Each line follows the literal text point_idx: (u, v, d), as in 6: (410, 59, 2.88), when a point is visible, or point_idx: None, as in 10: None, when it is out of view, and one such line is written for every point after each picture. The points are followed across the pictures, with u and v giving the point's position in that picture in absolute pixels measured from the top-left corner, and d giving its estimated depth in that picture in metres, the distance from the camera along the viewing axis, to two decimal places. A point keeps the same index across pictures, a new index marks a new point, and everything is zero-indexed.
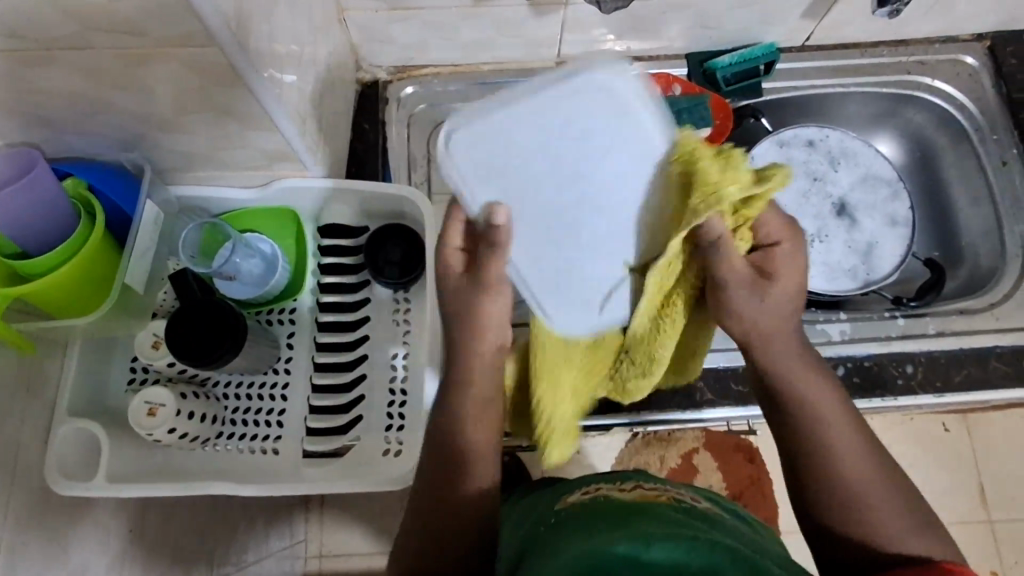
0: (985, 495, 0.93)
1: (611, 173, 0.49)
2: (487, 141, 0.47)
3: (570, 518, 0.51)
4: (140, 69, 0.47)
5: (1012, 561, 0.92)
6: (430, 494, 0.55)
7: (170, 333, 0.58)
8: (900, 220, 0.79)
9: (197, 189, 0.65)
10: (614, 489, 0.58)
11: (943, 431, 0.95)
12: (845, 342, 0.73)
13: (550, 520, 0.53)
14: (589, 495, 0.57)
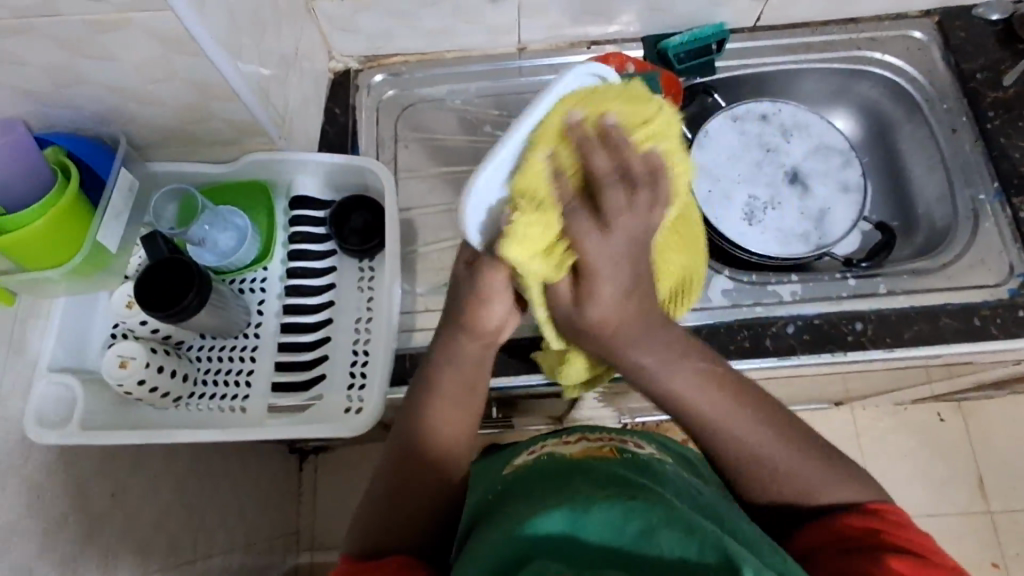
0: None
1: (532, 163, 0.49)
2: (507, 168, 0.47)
3: (536, 491, 0.52)
4: (102, 37, 0.52)
5: (1013, 552, 1.06)
6: (398, 473, 0.58)
7: (140, 291, 0.62)
8: (851, 185, 0.82)
9: (174, 163, 0.71)
10: (559, 444, 0.64)
11: (939, 421, 1.14)
12: (796, 301, 0.75)
13: (508, 496, 0.55)
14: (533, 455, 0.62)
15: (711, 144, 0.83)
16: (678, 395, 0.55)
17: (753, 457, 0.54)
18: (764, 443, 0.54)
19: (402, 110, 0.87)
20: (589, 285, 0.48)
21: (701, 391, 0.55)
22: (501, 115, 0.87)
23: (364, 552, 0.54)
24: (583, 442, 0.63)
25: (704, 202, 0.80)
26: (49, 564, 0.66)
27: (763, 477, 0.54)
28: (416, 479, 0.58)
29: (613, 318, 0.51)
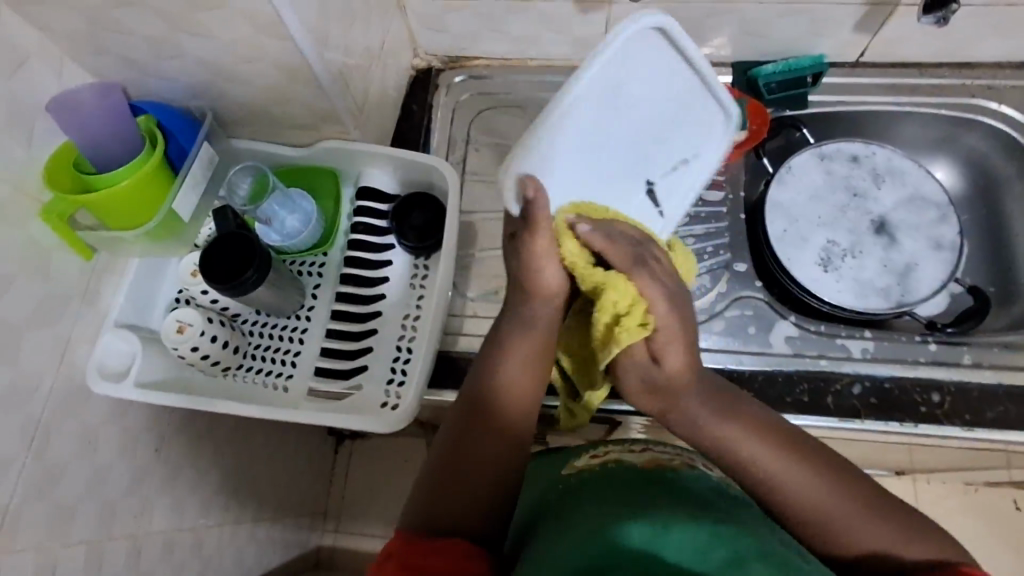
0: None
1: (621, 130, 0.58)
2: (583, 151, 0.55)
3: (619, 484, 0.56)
4: (202, 15, 0.54)
5: None
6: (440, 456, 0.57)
7: (205, 264, 0.65)
8: (945, 243, 0.75)
9: (255, 142, 0.74)
10: (626, 451, 0.62)
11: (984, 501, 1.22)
12: (866, 360, 0.69)
13: (580, 489, 0.57)
14: (597, 458, 0.62)
15: (792, 181, 0.79)
16: (738, 452, 0.53)
17: (824, 519, 0.51)
18: (833, 499, 0.51)
19: (477, 113, 0.86)
20: (659, 337, 0.49)
21: (755, 443, 0.53)
22: None
23: (422, 532, 0.52)
24: (650, 451, 0.62)
25: (777, 241, 0.76)
26: (88, 507, 0.69)
27: (828, 538, 0.51)
28: (468, 458, 0.56)
29: (675, 380, 0.51)
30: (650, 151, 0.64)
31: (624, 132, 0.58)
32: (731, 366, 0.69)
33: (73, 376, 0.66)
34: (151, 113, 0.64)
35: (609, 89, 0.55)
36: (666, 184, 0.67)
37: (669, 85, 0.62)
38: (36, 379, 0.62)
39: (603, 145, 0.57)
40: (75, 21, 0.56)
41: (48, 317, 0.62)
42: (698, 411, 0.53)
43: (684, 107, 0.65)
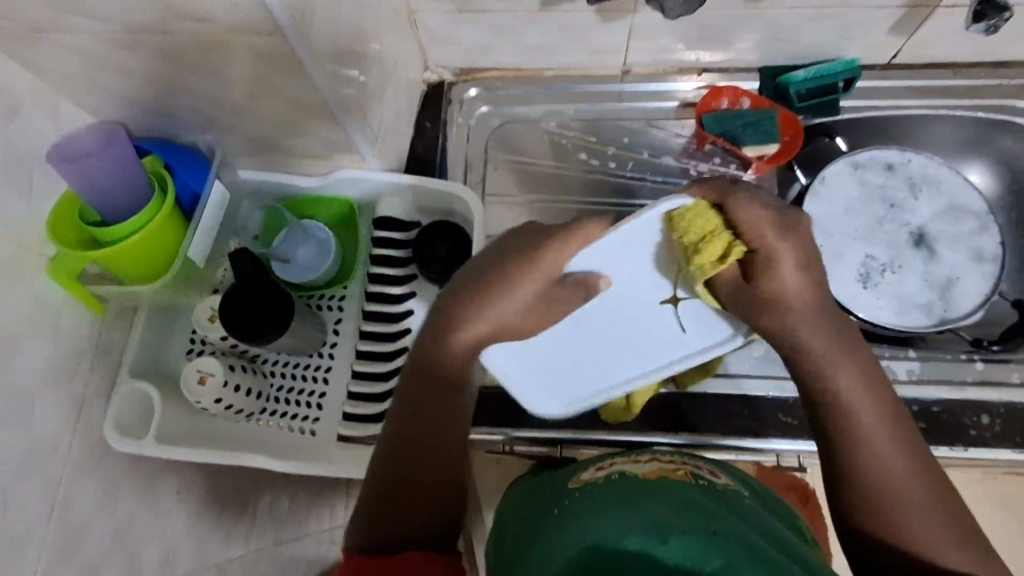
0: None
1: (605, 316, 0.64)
2: (558, 376, 0.67)
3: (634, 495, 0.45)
4: (213, 56, 0.50)
5: None
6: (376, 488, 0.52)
7: (224, 309, 0.61)
8: (986, 254, 0.73)
9: (263, 174, 0.69)
10: (629, 461, 0.53)
11: None
12: (912, 382, 0.67)
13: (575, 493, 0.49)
14: (602, 472, 0.52)
15: (827, 193, 0.76)
16: (836, 387, 0.50)
17: (883, 486, 0.47)
18: (893, 457, 0.48)
19: (494, 129, 0.82)
20: (766, 261, 0.50)
21: (857, 390, 0.50)
22: (597, 142, 0.81)
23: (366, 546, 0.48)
24: (657, 461, 0.53)
25: None
26: (114, 563, 0.67)
27: (881, 519, 0.47)
28: (421, 478, 0.53)
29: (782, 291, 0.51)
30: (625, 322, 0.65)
31: (615, 338, 0.66)
32: (761, 392, 0.69)
33: (90, 433, 0.63)
34: (158, 155, 0.60)
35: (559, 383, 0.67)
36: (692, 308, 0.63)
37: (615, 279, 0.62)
38: (53, 442, 0.59)
39: (571, 348, 0.66)
40: (74, 64, 0.52)
41: (60, 376, 0.59)
42: (805, 328, 0.52)
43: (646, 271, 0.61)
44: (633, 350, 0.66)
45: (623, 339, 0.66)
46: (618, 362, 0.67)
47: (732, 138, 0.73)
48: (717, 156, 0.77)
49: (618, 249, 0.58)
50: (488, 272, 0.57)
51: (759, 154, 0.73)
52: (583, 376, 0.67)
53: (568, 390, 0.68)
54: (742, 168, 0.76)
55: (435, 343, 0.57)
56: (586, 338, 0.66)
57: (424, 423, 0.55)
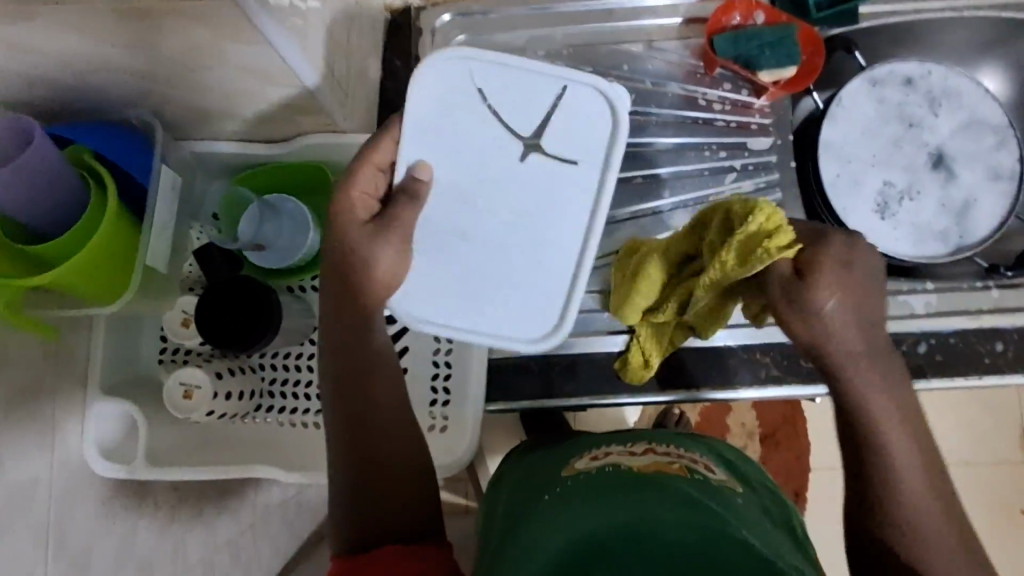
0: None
1: (508, 201, 0.58)
2: (483, 308, 0.59)
3: (644, 487, 0.44)
4: (138, 24, 0.39)
5: None
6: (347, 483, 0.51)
7: (199, 319, 0.55)
8: (1004, 172, 0.70)
9: (213, 145, 0.58)
10: (626, 454, 0.50)
11: None
12: (930, 315, 0.66)
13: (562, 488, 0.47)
14: (598, 460, 0.50)
15: (844, 115, 0.70)
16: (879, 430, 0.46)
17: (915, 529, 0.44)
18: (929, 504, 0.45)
19: None
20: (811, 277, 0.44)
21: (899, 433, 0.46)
22: (591, 72, 0.70)
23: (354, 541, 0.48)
24: (652, 453, 0.50)
25: (831, 188, 0.69)
26: None
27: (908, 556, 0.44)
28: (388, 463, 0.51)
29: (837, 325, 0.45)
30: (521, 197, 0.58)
31: (517, 249, 0.59)
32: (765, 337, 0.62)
33: None
34: (81, 142, 0.50)
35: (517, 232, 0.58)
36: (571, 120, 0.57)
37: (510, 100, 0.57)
38: None
39: (493, 281, 0.59)
40: None
41: None
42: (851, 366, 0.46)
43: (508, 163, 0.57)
44: (541, 266, 0.59)
45: (530, 224, 0.58)
46: (553, 247, 0.58)
47: (748, 61, 0.67)
48: (726, 81, 0.70)
49: (508, 89, 0.57)
50: (337, 254, 0.52)
51: (775, 79, 0.67)
52: (518, 298, 0.59)
53: (546, 296, 0.59)
54: (754, 95, 0.70)
55: (354, 328, 0.52)
56: (503, 253, 0.58)
57: (367, 402, 0.51)
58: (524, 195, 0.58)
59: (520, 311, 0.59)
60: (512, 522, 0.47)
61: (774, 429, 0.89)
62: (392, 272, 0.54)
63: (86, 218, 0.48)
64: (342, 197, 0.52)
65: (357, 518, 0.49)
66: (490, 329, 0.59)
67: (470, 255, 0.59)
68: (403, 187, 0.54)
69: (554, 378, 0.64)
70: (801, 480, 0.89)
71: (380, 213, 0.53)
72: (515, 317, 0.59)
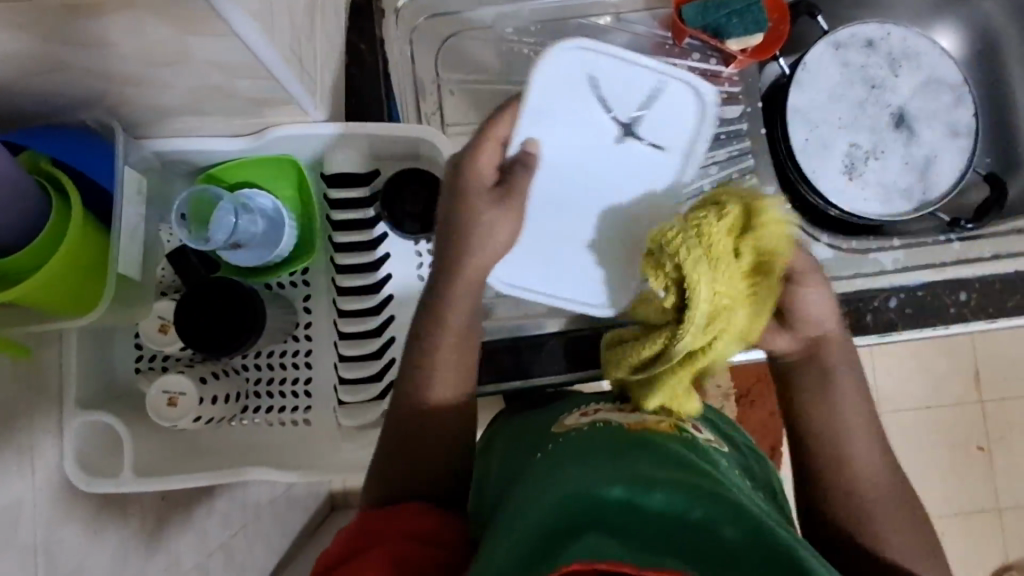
0: (986, 406, 0.96)
1: (597, 181, 0.62)
2: (571, 274, 0.63)
3: (635, 446, 0.43)
4: (91, 22, 0.37)
5: None
6: (388, 450, 0.52)
7: (181, 322, 0.54)
8: (961, 128, 0.72)
9: (178, 142, 0.56)
10: (614, 411, 0.50)
11: None
12: (897, 270, 0.69)
13: (556, 454, 0.46)
14: (586, 417, 0.51)
15: (810, 80, 0.71)
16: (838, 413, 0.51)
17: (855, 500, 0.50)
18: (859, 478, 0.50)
19: (442, 43, 0.69)
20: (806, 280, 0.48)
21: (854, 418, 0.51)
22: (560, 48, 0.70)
23: (382, 504, 0.51)
24: (640, 412, 0.51)
25: (801, 153, 0.71)
26: None
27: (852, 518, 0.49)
28: (423, 438, 0.52)
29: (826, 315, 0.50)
30: (608, 174, 0.62)
31: (595, 218, 0.63)
32: None
33: None
34: (38, 148, 0.47)
35: (589, 203, 0.62)
36: (643, 119, 0.62)
37: (581, 84, 0.60)
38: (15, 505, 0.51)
39: (569, 249, 0.63)
40: None
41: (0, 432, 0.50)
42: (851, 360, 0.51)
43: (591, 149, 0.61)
44: (604, 241, 0.63)
45: (603, 199, 0.62)
46: (624, 209, 0.62)
47: (716, 30, 0.66)
48: (695, 51, 0.70)
49: (613, 73, 0.60)
50: (455, 223, 0.52)
51: (742, 48, 0.67)
52: (594, 264, 0.63)
53: (613, 259, 0.63)
54: (723, 64, 0.70)
55: (435, 301, 0.53)
56: (585, 220, 0.63)
57: (428, 374, 0.52)
58: (620, 172, 0.62)
59: (608, 268, 0.63)
60: (505, 490, 0.47)
61: (746, 390, 0.93)
62: (506, 242, 0.53)
63: (52, 227, 0.46)
64: (468, 164, 0.52)
65: (381, 476, 0.52)
66: (586, 290, 0.63)
67: (580, 224, 0.63)
68: (518, 160, 0.56)
69: (540, 356, 0.64)
70: (776, 435, 0.94)
71: (503, 181, 0.53)
72: (601, 270, 0.63)
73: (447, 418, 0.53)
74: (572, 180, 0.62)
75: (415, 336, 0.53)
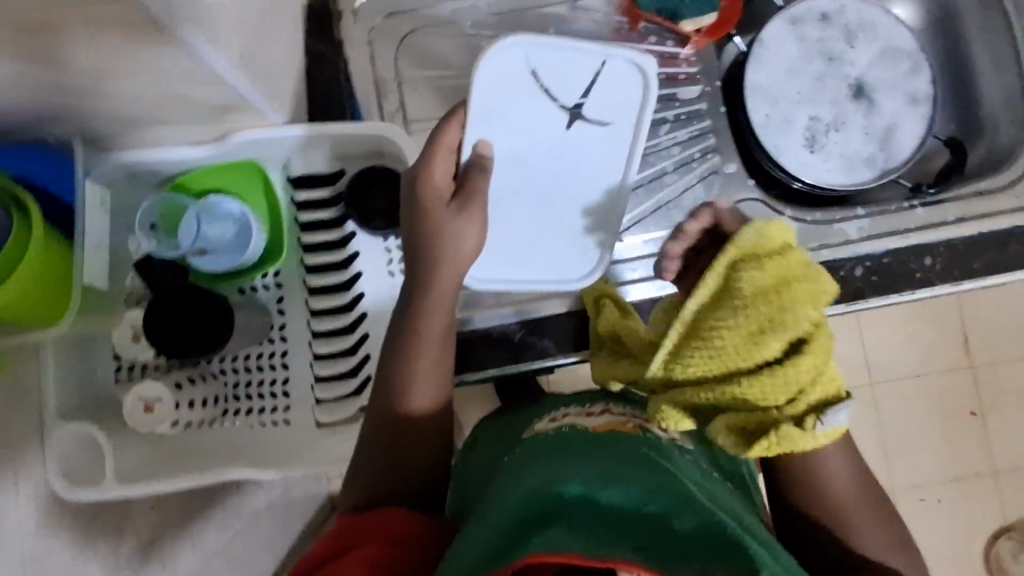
0: (977, 371, 0.95)
1: (549, 170, 0.63)
2: (536, 260, 0.64)
3: (598, 448, 0.44)
4: (37, 39, 0.37)
5: None
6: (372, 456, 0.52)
7: (151, 329, 0.55)
8: (920, 96, 0.73)
9: (140, 152, 0.56)
10: (581, 414, 0.51)
11: None
12: (862, 239, 0.69)
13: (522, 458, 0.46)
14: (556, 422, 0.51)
15: (767, 57, 0.72)
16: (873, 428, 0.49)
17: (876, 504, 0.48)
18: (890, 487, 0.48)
19: (401, 41, 0.70)
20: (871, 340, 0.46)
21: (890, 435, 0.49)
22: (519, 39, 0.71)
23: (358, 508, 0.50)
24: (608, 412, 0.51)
25: (762, 129, 0.71)
26: None
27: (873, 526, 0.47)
28: (404, 439, 0.52)
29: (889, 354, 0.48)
30: (563, 160, 0.63)
31: (555, 203, 0.64)
32: None
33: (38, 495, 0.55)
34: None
35: (546, 190, 0.63)
36: (591, 102, 0.62)
37: (527, 80, 0.61)
38: None
39: (532, 237, 0.64)
40: None
41: None
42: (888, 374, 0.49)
43: (542, 139, 0.62)
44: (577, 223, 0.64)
45: (560, 184, 0.63)
46: (587, 192, 0.64)
47: (671, 12, 0.68)
48: (652, 34, 0.72)
49: (561, 66, 0.61)
50: (424, 240, 0.52)
51: (697, 27, 0.68)
52: (559, 247, 0.64)
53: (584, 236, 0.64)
54: (680, 45, 0.72)
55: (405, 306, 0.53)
56: (547, 207, 0.64)
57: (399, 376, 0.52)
58: (573, 158, 0.63)
59: (575, 250, 0.65)
60: (479, 491, 0.48)
61: None
62: (476, 247, 0.53)
63: (15, 239, 0.47)
64: (424, 175, 0.52)
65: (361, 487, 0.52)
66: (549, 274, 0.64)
67: (539, 213, 0.64)
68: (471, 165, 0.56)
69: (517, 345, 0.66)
70: None
71: (458, 192, 0.53)
72: (570, 255, 0.64)
73: (433, 424, 0.53)
74: (525, 176, 0.63)
75: (390, 348, 0.53)
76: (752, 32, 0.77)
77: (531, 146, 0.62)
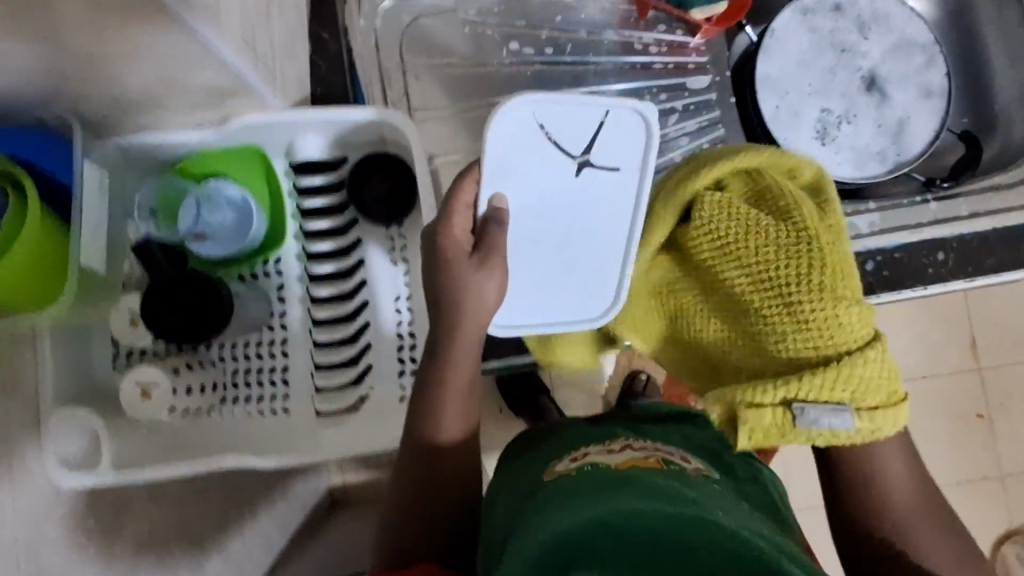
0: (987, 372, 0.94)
1: (563, 226, 0.54)
2: (554, 319, 0.56)
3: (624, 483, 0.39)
4: (35, 14, 0.37)
5: None
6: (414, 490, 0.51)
7: (148, 316, 0.54)
8: (934, 89, 0.71)
9: (139, 137, 0.55)
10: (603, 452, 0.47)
11: None
12: (873, 234, 0.67)
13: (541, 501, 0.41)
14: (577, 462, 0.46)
15: (778, 48, 0.71)
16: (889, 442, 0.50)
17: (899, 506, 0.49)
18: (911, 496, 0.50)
19: (405, 28, 0.69)
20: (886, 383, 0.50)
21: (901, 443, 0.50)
22: (525, 27, 0.70)
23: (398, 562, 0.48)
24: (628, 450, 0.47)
25: (772, 121, 0.70)
26: None
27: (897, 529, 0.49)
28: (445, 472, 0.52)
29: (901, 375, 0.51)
30: (580, 211, 0.54)
31: (569, 262, 0.55)
32: None
33: None
34: None
35: (562, 247, 0.55)
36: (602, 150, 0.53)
37: (530, 136, 0.52)
38: None
39: (547, 293, 0.56)
40: None
41: None
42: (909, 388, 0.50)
43: (553, 198, 0.53)
44: (595, 275, 0.55)
45: (573, 238, 0.55)
46: (604, 255, 0.55)
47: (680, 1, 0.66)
48: (661, 24, 0.70)
49: (567, 117, 0.52)
50: (449, 295, 0.49)
51: (707, 18, 0.66)
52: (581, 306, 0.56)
53: (604, 289, 0.56)
54: (689, 35, 0.71)
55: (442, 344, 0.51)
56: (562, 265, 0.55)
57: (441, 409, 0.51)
58: (587, 209, 0.54)
59: (597, 303, 0.56)
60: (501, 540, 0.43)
61: None
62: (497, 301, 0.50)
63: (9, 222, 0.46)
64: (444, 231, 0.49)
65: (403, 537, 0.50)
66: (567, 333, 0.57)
67: (551, 273, 0.55)
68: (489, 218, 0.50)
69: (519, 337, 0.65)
70: None
71: (478, 245, 0.49)
72: (593, 312, 0.56)
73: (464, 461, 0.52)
74: (539, 238, 0.54)
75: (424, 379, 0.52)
76: (762, 23, 0.76)
77: (544, 201, 0.53)
